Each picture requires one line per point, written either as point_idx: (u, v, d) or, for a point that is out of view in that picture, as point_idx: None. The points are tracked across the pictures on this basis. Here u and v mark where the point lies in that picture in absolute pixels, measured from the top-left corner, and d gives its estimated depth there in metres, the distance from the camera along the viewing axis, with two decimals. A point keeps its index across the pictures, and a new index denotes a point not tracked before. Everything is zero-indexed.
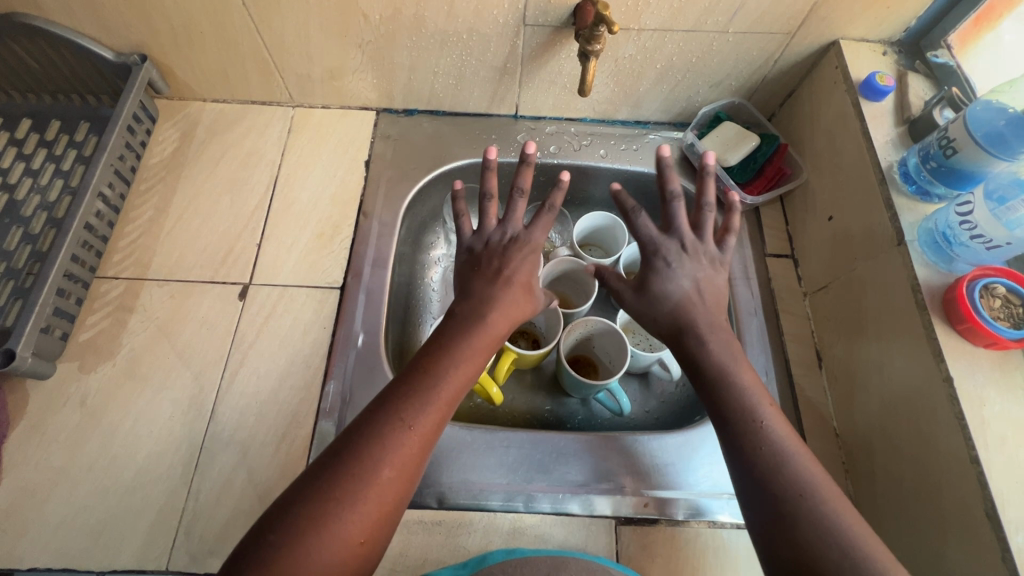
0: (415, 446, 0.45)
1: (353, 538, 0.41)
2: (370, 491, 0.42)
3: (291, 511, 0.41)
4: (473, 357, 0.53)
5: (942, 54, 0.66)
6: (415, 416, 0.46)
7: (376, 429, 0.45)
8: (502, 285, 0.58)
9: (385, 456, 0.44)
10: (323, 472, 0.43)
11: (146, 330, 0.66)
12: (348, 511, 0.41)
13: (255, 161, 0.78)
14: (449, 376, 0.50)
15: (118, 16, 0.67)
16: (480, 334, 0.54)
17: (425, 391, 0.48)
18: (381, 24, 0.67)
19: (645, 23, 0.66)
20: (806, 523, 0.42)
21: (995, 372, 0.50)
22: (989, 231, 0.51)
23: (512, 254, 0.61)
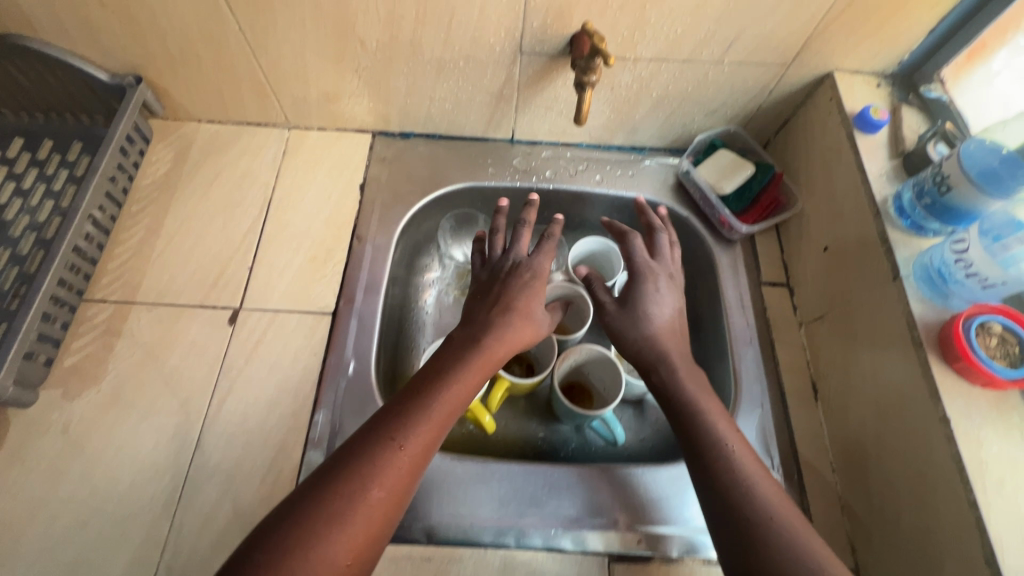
0: (405, 467, 0.44)
1: (336, 563, 0.39)
2: (356, 514, 0.41)
3: (270, 534, 0.39)
4: (470, 380, 0.52)
5: (936, 88, 0.67)
6: (405, 435, 0.45)
7: (364, 450, 0.44)
8: (504, 309, 0.58)
9: (374, 476, 0.43)
10: (308, 493, 0.41)
11: (133, 356, 0.65)
12: (332, 534, 0.39)
13: (249, 183, 0.77)
14: (443, 396, 0.49)
15: (114, 37, 0.66)
16: (482, 356, 0.54)
17: (417, 411, 0.47)
18: (377, 50, 0.67)
19: (641, 53, 0.66)
20: (774, 551, 0.42)
21: (994, 413, 0.49)
22: (984, 270, 0.51)
23: (511, 281, 0.62)
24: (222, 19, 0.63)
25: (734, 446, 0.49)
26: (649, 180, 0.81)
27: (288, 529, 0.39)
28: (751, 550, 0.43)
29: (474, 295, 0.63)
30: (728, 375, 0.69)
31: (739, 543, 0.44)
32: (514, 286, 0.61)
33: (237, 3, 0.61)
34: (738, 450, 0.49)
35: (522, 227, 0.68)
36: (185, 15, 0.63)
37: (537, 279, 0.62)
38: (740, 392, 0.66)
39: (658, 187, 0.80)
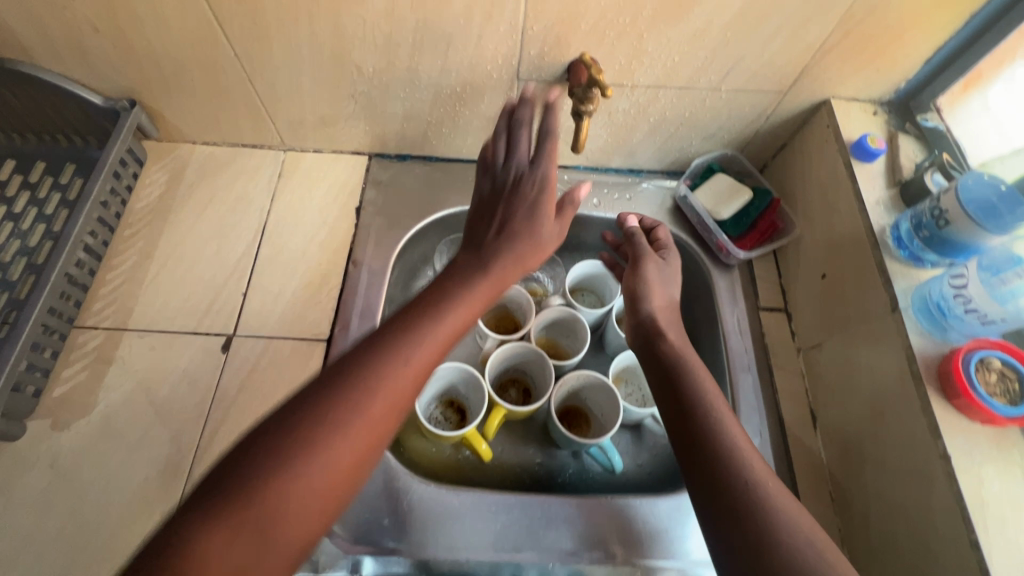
0: (409, 378, 0.43)
1: (337, 466, 0.39)
2: (357, 419, 0.40)
3: (271, 440, 0.38)
4: (476, 295, 0.51)
5: (932, 118, 0.67)
6: (410, 350, 0.44)
7: (371, 356, 0.43)
8: (510, 233, 0.56)
9: (376, 383, 0.42)
10: (310, 396, 0.41)
11: (123, 385, 0.64)
12: (335, 441, 0.39)
13: (244, 207, 0.76)
14: (449, 313, 0.48)
15: (108, 62, 0.66)
16: (489, 274, 0.53)
17: (422, 326, 0.46)
18: (374, 75, 0.66)
19: (639, 80, 0.66)
20: (755, 508, 0.42)
21: (994, 451, 0.49)
22: (983, 307, 0.52)
23: (512, 202, 0.58)
24: (217, 43, 0.63)
25: (718, 408, 0.50)
26: (646, 203, 0.80)
27: (288, 433, 0.38)
28: (736, 505, 0.43)
29: (479, 216, 0.60)
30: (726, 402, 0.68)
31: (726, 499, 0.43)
32: (523, 208, 0.58)
33: (233, 29, 0.61)
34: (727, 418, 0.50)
35: (524, 129, 0.61)
36: (180, 40, 0.63)
37: (542, 196, 0.58)
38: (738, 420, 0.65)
39: (655, 211, 0.79)
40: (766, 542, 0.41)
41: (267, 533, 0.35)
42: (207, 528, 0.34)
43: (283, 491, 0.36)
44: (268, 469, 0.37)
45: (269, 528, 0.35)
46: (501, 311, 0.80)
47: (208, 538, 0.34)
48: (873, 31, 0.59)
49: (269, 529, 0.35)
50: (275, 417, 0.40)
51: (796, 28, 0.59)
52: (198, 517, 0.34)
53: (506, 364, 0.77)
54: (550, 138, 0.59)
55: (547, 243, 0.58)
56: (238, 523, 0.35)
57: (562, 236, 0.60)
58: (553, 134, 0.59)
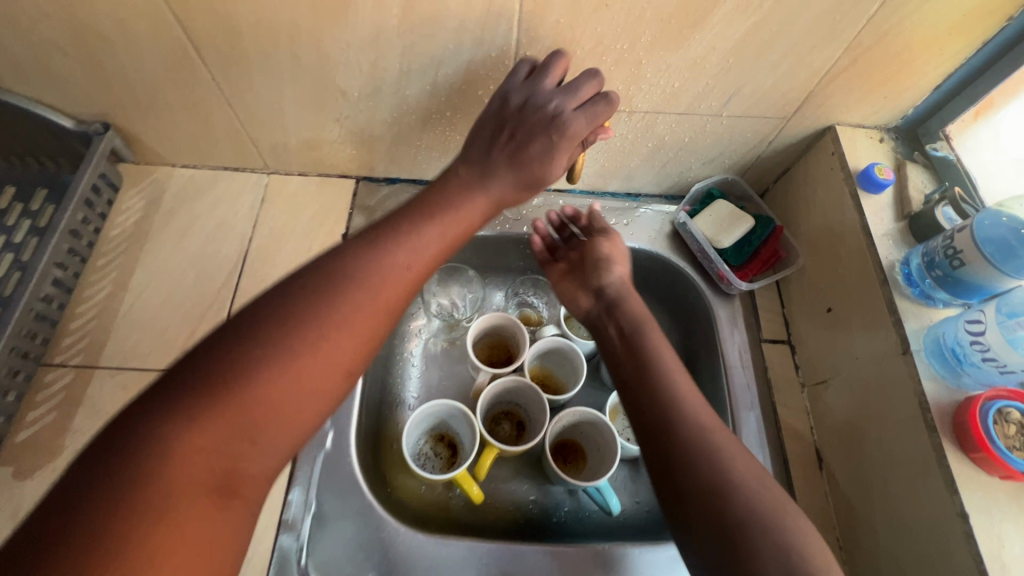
0: (406, 282, 0.45)
1: (333, 360, 0.40)
2: (354, 313, 0.41)
3: (254, 344, 0.38)
4: (466, 213, 0.53)
5: (942, 147, 0.64)
6: (409, 257, 0.46)
7: (366, 255, 0.45)
8: (520, 164, 0.56)
9: (374, 279, 0.43)
10: (305, 287, 0.41)
11: (93, 428, 0.60)
12: (320, 348, 0.39)
13: (225, 234, 0.73)
14: (444, 226, 0.50)
15: (77, 85, 0.62)
16: (482, 194, 0.55)
17: (417, 237, 0.48)
18: (360, 100, 0.63)
19: (637, 106, 0.63)
20: (704, 462, 0.44)
21: (1011, 507, 0.47)
22: (1004, 356, 0.48)
23: (531, 127, 0.54)
24: (193, 66, 0.60)
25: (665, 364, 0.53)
26: (644, 229, 0.77)
27: (270, 339, 0.38)
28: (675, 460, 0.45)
29: (493, 129, 0.56)
30: None
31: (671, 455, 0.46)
32: (538, 152, 0.55)
33: (209, 53, 0.58)
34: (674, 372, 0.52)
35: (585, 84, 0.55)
36: (154, 63, 0.59)
37: (563, 148, 0.55)
38: None
39: (653, 237, 0.76)
40: (710, 489, 0.43)
41: (252, 439, 0.37)
42: (185, 430, 0.34)
43: (267, 398, 0.37)
44: (249, 375, 0.37)
45: (253, 432, 0.36)
46: (493, 341, 0.76)
47: (186, 441, 0.34)
48: (882, 57, 0.56)
49: (253, 433, 0.37)
50: (251, 317, 0.39)
51: (801, 55, 0.56)
52: (169, 419, 0.34)
53: (499, 397, 0.73)
54: (601, 105, 0.55)
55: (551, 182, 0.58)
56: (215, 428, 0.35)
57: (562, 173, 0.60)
58: (610, 110, 0.55)
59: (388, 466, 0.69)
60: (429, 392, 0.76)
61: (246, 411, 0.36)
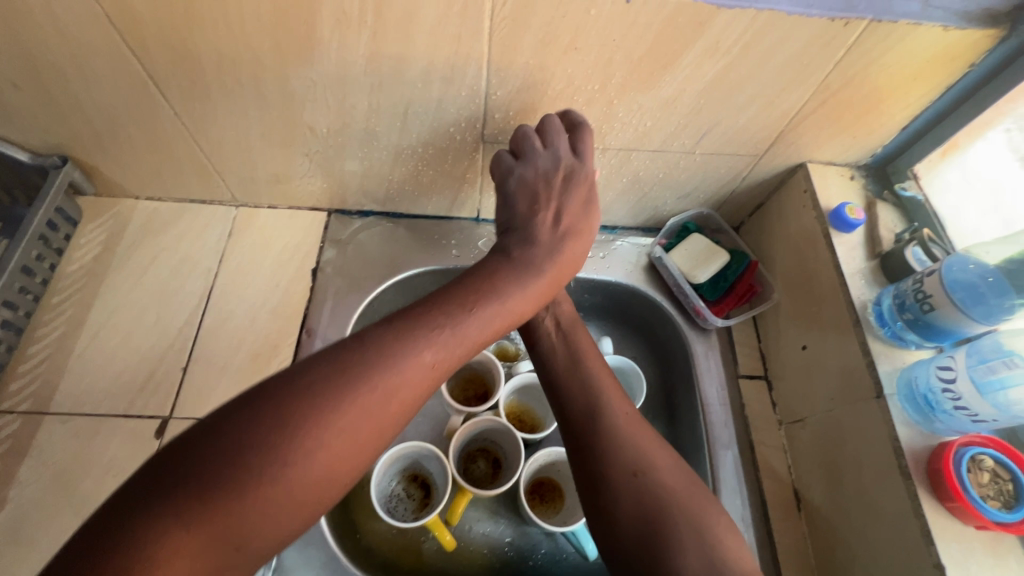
0: (428, 379, 0.42)
1: (342, 464, 0.37)
2: (368, 418, 0.38)
3: (259, 447, 0.34)
4: (516, 298, 0.49)
5: (910, 187, 0.65)
6: (437, 351, 0.42)
7: (393, 348, 0.40)
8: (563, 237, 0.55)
9: (395, 381, 0.39)
10: (326, 381, 0.38)
11: (40, 479, 0.57)
12: (322, 457, 0.36)
13: (189, 269, 0.71)
14: (486, 309, 0.46)
15: (31, 119, 0.60)
16: (534, 277, 0.51)
17: (452, 323, 0.44)
18: (328, 135, 0.62)
19: (610, 143, 0.63)
20: (629, 449, 0.49)
21: (985, 557, 0.47)
22: (974, 405, 0.49)
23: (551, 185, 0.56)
24: (154, 102, 0.58)
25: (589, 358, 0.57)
26: (620, 262, 0.76)
27: (277, 444, 0.35)
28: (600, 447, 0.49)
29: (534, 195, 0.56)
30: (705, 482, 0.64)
31: (594, 443, 0.50)
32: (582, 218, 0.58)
33: (171, 87, 0.56)
34: (592, 363, 0.56)
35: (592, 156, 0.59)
36: (114, 98, 0.57)
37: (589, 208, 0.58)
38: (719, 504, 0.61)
39: (629, 270, 0.76)
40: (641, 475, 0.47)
41: (238, 545, 0.34)
42: (175, 539, 0.32)
43: (263, 507, 0.34)
44: (249, 482, 0.34)
45: (240, 539, 0.34)
46: (468, 375, 0.73)
47: (175, 549, 0.32)
48: (850, 99, 0.57)
49: (242, 540, 0.34)
50: (263, 410, 0.36)
51: (771, 97, 0.56)
52: (162, 524, 0.32)
53: (474, 434, 0.70)
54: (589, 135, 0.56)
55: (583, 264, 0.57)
56: (206, 534, 0.33)
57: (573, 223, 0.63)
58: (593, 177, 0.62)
59: (356, 509, 0.66)
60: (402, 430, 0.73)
61: (241, 515, 0.33)
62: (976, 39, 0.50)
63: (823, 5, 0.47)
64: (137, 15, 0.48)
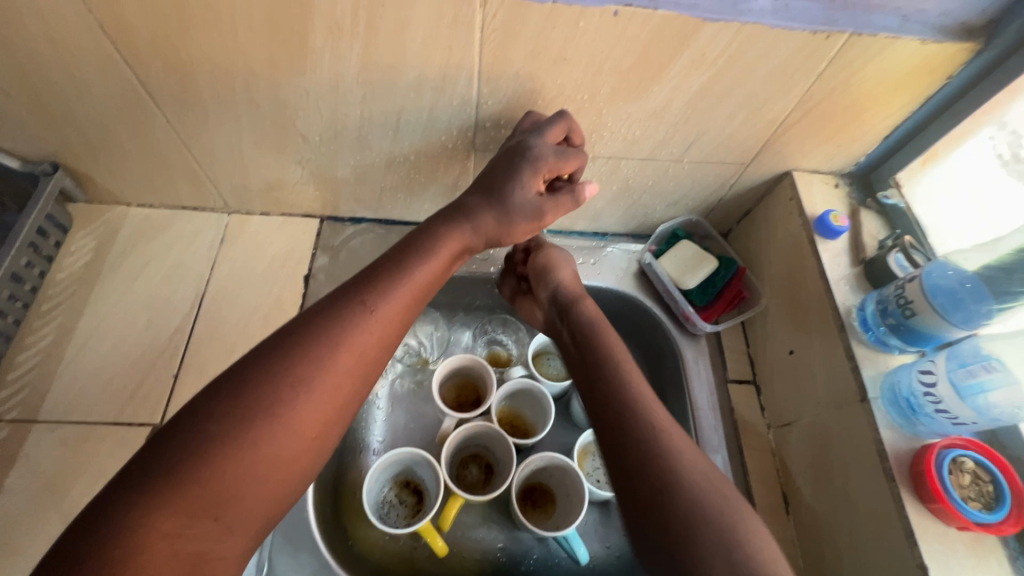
0: (375, 328, 0.45)
1: (305, 419, 0.40)
2: (322, 373, 0.41)
3: (216, 417, 0.37)
4: (441, 256, 0.52)
5: (893, 195, 0.67)
6: (375, 301, 0.45)
7: (332, 311, 0.44)
8: (492, 207, 0.56)
9: (341, 335, 0.43)
10: (272, 349, 0.41)
11: (27, 488, 0.57)
12: (284, 415, 0.39)
13: (180, 276, 0.71)
14: (416, 267, 0.50)
15: (21, 126, 0.60)
16: (461, 235, 0.55)
17: (387, 283, 0.47)
18: (320, 143, 0.63)
19: (600, 151, 0.64)
20: (656, 455, 0.44)
21: (967, 558, 0.48)
22: (955, 408, 0.50)
23: (502, 164, 0.56)
24: (146, 109, 0.58)
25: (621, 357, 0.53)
26: (611, 268, 0.77)
27: (246, 416, 0.38)
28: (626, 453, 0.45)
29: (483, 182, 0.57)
30: None
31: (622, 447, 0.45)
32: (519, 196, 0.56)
33: (163, 95, 0.56)
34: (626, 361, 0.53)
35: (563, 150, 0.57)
36: (105, 105, 0.58)
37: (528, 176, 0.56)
38: None
39: (620, 277, 0.76)
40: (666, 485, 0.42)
41: (217, 516, 0.36)
42: (156, 516, 0.34)
43: (240, 470, 0.37)
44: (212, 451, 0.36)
45: (218, 508, 0.36)
46: (460, 381, 0.74)
47: (158, 524, 0.34)
48: (833, 109, 0.58)
49: (222, 507, 0.36)
50: (220, 389, 0.39)
51: (756, 107, 0.58)
52: (144, 502, 0.34)
53: (465, 439, 0.70)
54: (570, 153, 0.56)
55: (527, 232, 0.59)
56: (186, 510, 0.35)
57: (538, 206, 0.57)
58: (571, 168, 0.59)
59: (348, 516, 0.66)
60: (394, 436, 0.73)
61: (215, 481, 0.36)
62: (953, 52, 0.52)
63: (805, 19, 0.49)
64: (130, 23, 0.49)
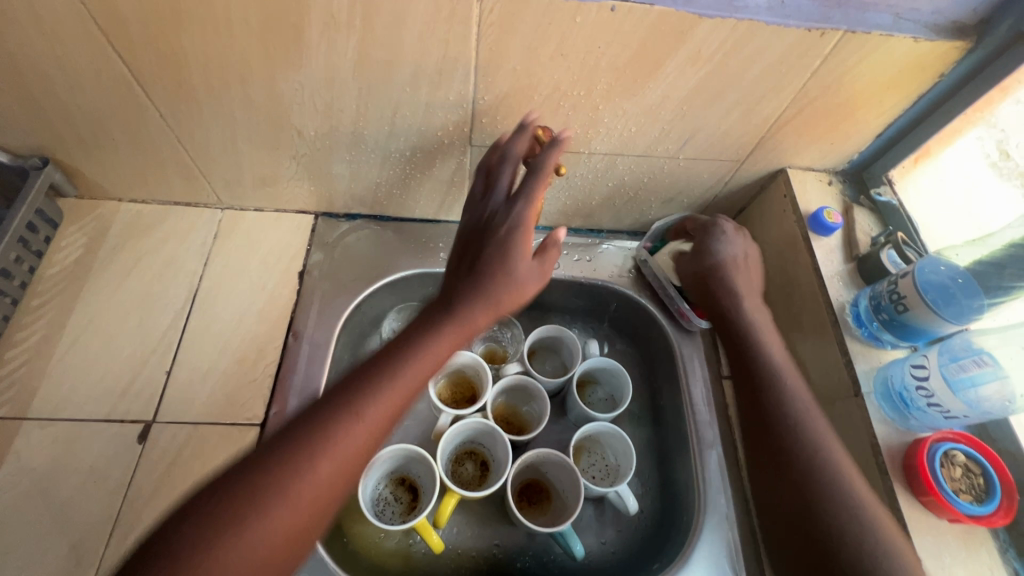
0: (359, 435, 0.44)
1: (280, 532, 0.39)
2: (301, 485, 0.40)
3: (192, 525, 0.37)
4: (435, 350, 0.49)
5: (885, 192, 0.67)
6: (363, 406, 0.44)
7: (320, 418, 0.43)
8: (484, 277, 0.53)
9: (324, 445, 0.42)
10: (259, 458, 0.41)
11: (17, 486, 0.56)
12: (258, 528, 0.38)
13: (174, 272, 0.70)
14: (408, 364, 0.47)
15: (11, 121, 0.59)
16: (453, 324, 0.51)
17: (377, 386, 0.46)
18: (316, 138, 0.62)
19: (596, 147, 0.64)
20: (845, 504, 0.48)
21: (958, 550, 0.49)
22: (946, 402, 0.50)
23: (490, 242, 0.54)
24: (139, 103, 0.58)
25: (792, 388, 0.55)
26: (606, 265, 0.77)
27: (221, 521, 0.38)
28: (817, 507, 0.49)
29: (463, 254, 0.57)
30: (690, 481, 0.66)
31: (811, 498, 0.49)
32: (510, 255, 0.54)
33: (156, 89, 0.56)
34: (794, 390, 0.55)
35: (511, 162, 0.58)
36: (97, 99, 0.57)
37: (515, 237, 0.54)
38: (704, 501, 0.63)
39: (614, 273, 0.77)
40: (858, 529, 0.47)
41: None
42: None
43: None
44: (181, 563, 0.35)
45: None
46: (457, 378, 0.74)
47: None
48: (826, 107, 0.59)
49: None
50: (206, 497, 0.39)
51: (751, 104, 0.58)
52: None
53: (461, 435, 0.70)
54: (540, 186, 0.55)
55: (523, 304, 0.55)
56: None
57: (534, 267, 0.55)
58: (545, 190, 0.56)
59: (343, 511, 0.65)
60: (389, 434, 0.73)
61: None
62: (946, 50, 0.52)
63: (800, 16, 0.49)
64: (123, 16, 0.48)
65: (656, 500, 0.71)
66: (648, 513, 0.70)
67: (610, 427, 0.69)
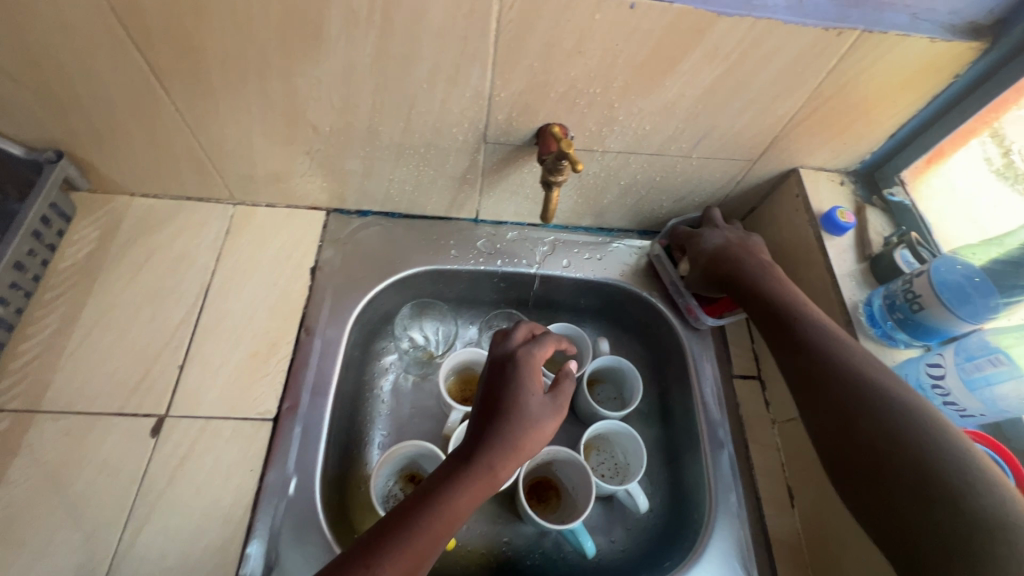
0: None
1: None
2: None
3: None
4: (459, 501, 0.47)
5: (898, 192, 0.68)
6: (382, 560, 0.43)
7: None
8: (505, 419, 0.52)
9: None
10: None
11: (30, 479, 0.56)
12: None
13: (186, 267, 0.70)
14: (430, 517, 0.46)
15: (28, 114, 0.59)
16: (475, 471, 0.49)
17: (399, 538, 0.44)
18: (331, 135, 0.62)
19: (609, 146, 0.64)
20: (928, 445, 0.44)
21: None
22: (963, 400, 0.52)
23: (506, 380, 0.55)
24: (157, 97, 0.58)
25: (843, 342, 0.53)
26: (616, 263, 0.77)
27: None
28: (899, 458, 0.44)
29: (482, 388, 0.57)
30: (701, 480, 0.66)
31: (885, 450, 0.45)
32: (528, 397, 0.54)
33: (173, 83, 0.56)
34: (843, 344, 0.52)
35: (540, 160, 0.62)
36: (115, 93, 0.57)
37: (528, 376, 0.55)
38: (714, 499, 0.64)
39: (624, 272, 0.77)
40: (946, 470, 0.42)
41: None
42: None
43: None
44: None
45: None
46: (467, 375, 0.73)
47: None
48: (840, 107, 0.59)
49: None
50: None
51: (765, 103, 0.58)
52: None
53: None
54: (549, 341, 0.60)
55: (543, 444, 0.54)
56: None
57: (552, 412, 0.55)
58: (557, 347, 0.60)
59: (352, 509, 0.64)
60: (399, 429, 0.72)
61: None
62: (961, 51, 0.53)
63: (817, 15, 0.49)
64: (145, 11, 0.48)
65: (665, 498, 0.71)
66: (657, 511, 0.70)
67: (622, 425, 0.69)
